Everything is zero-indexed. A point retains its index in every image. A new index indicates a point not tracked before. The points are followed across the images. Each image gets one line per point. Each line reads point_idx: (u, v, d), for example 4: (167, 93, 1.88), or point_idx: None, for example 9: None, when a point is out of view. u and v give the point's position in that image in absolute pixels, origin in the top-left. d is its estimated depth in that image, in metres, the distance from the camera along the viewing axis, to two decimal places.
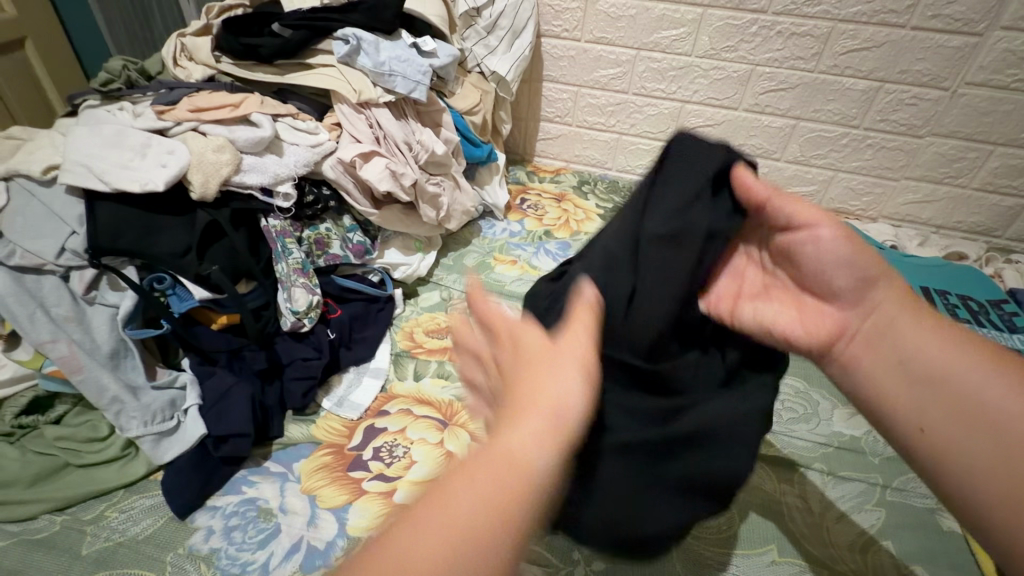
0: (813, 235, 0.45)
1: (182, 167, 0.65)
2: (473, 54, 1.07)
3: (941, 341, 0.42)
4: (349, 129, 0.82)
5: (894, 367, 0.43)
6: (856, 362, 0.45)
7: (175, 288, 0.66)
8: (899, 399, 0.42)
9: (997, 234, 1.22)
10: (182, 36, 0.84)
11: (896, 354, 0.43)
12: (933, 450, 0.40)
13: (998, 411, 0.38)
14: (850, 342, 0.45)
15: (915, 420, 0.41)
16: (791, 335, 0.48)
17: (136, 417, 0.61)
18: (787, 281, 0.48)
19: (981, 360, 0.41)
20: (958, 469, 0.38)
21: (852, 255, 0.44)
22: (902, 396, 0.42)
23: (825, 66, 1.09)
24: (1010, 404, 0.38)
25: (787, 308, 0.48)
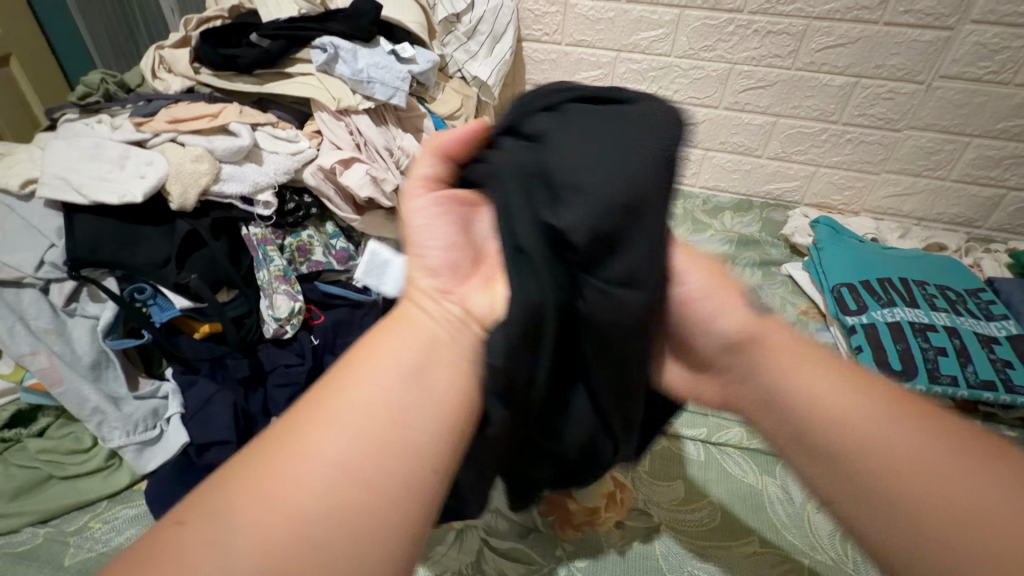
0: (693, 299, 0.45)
1: (160, 178, 0.66)
2: (454, 60, 1.09)
3: (856, 389, 0.36)
4: (329, 136, 0.83)
5: (801, 434, 0.37)
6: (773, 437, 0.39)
7: (156, 298, 0.66)
8: (813, 466, 0.36)
9: (978, 224, 1.23)
10: (161, 49, 0.84)
11: (806, 414, 0.37)
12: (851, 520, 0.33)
13: (903, 452, 0.32)
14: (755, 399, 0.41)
15: (829, 494, 0.35)
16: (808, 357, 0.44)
17: (117, 427, 0.61)
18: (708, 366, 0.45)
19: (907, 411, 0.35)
20: (875, 537, 0.32)
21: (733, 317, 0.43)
22: (811, 472, 0.36)
23: (801, 63, 1.11)
24: (938, 450, 0.32)
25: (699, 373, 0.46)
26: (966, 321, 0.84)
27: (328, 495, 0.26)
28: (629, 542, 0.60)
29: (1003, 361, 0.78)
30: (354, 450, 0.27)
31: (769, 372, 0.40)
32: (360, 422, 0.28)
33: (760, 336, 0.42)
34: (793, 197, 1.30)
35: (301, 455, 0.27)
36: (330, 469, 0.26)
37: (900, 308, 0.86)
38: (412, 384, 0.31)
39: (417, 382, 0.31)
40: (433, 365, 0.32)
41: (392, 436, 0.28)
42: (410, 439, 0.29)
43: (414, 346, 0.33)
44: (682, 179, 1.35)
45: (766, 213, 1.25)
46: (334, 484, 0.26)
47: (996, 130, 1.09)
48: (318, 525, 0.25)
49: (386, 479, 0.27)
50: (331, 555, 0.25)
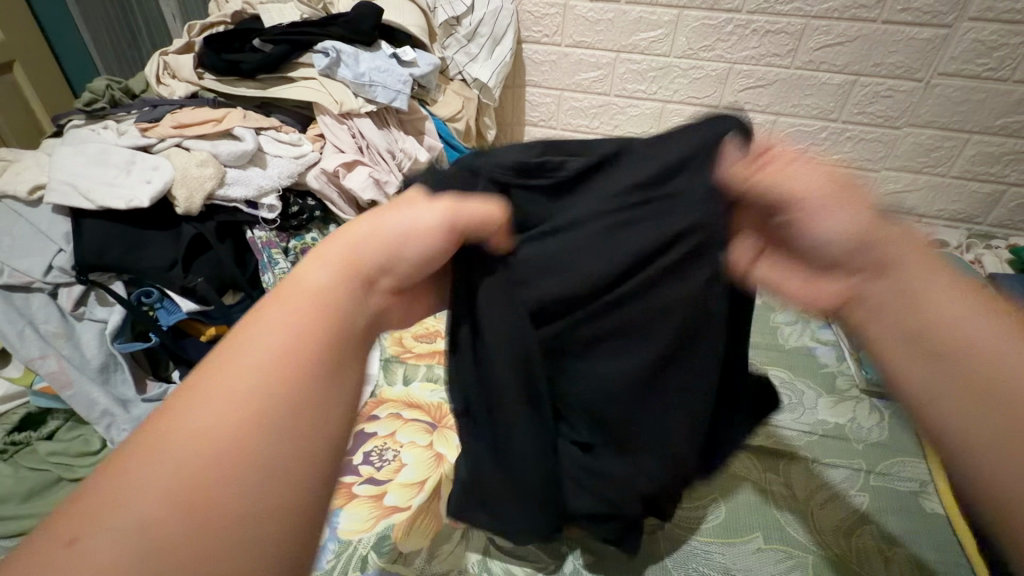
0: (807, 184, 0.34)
1: (166, 182, 0.66)
2: (455, 63, 1.09)
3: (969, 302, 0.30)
4: (332, 140, 0.84)
5: (904, 337, 0.31)
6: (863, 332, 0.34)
7: (163, 301, 0.67)
8: (911, 371, 0.30)
9: (979, 221, 1.23)
10: (165, 55, 0.85)
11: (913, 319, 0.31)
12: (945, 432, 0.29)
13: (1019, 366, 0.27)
14: (862, 303, 0.34)
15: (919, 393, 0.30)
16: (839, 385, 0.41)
17: (127, 429, 0.62)
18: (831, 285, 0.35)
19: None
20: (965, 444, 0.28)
21: (853, 211, 0.32)
22: (906, 369, 0.31)
23: (800, 62, 1.11)
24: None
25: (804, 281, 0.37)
26: None
27: (218, 468, 0.21)
28: (633, 538, 0.60)
29: None
30: (221, 429, 0.22)
31: (904, 274, 0.32)
32: (227, 406, 0.22)
33: (898, 245, 0.32)
34: None
35: (188, 413, 0.22)
36: (202, 457, 0.21)
37: None
38: (296, 347, 0.25)
39: (307, 343, 0.25)
40: (325, 330, 0.26)
41: (271, 405, 0.23)
42: (292, 411, 0.23)
43: (304, 311, 0.26)
44: None
45: None
46: (216, 479, 0.21)
47: (995, 126, 1.10)
48: (192, 523, 0.20)
49: (271, 467, 0.22)
50: (216, 555, 0.20)
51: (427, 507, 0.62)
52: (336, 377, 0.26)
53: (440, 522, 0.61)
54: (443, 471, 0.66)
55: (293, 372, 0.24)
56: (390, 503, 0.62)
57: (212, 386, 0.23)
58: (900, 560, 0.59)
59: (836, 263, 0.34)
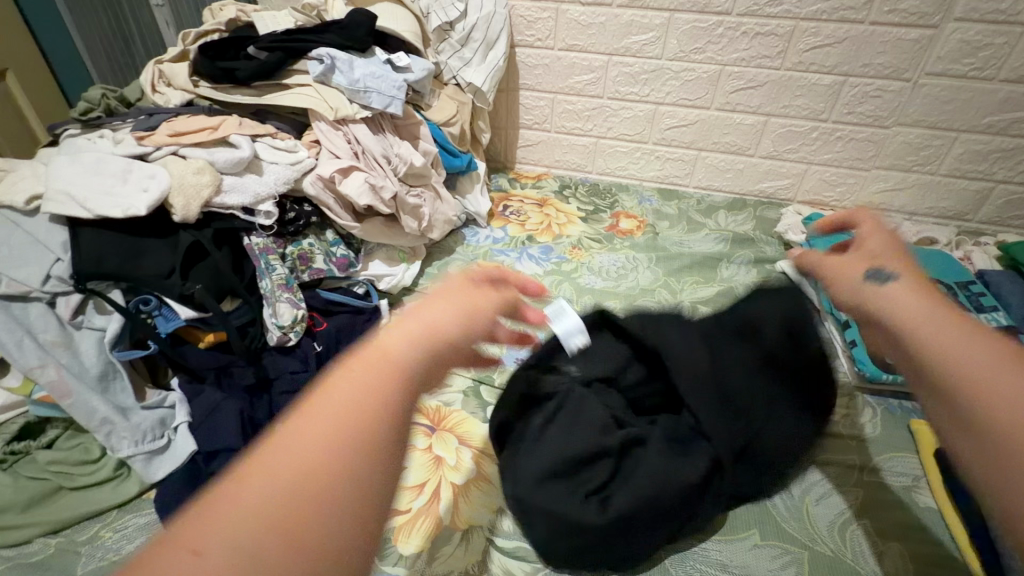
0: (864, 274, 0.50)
1: (163, 191, 0.67)
2: (449, 67, 1.10)
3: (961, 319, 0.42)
4: (327, 146, 0.84)
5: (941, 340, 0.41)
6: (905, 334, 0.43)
7: (161, 309, 0.67)
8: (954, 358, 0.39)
9: (969, 218, 1.25)
10: (160, 63, 0.85)
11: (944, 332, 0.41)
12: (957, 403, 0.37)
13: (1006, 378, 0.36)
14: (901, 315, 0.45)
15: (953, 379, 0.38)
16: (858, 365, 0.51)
17: (126, 437, 0.61)
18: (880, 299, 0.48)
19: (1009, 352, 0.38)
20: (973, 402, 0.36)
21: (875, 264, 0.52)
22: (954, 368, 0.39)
23: (790, 63, 1.13)
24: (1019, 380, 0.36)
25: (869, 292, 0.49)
26: None
27: (281, 512, 0.26)
28: None
29: None
30: (294, 470, 0.27)
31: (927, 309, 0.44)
32: (298, 452, 0.28)
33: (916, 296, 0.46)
34: (786, 195, 1.32)
35: (278, 454, 0.28)
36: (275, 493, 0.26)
37: None
38: (354, 408, 0.30)
39: (365, 403, 0.31)
40: (381, 390, 0.32)
41: (331, 455, 0.28)
42: (342, 454, 0.29)
43: (372, 377, 0.32)
44: (676, 179, 1.36)
45: (759, 211, 1.27)
46: (281, 508, 0.26)
47: (982, 124, 1.11)
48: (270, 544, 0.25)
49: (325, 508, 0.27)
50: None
51: (427, 510, 0.62)
52: (383, 435, 0.31)
53: (441, 524, 0.61)
54: (442, 474, 0.66)
55: (348, 441, 0.29)
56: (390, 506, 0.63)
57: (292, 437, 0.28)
58: (894, 554, 0.60)
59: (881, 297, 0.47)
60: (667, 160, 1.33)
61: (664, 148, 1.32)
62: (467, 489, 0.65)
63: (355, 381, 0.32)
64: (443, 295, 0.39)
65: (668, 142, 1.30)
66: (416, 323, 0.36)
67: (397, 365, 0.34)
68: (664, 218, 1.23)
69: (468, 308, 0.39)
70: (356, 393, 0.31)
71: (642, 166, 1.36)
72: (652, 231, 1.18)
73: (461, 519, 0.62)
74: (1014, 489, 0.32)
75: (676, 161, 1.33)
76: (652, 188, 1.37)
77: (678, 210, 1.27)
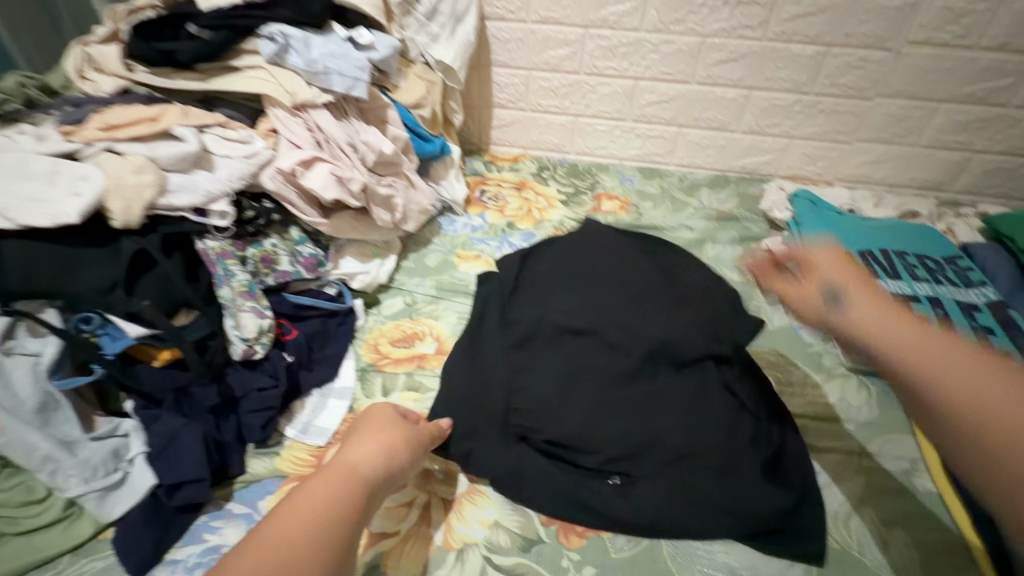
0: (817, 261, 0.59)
1: (98, 194, 0.59)
2: (415, 43, 0.99)
3: (886, 309, 0.52)
4: (286, 135, 0.77)
5: (894, 363, 0.49)
6: (917, 387, 0.47)
7: (106, 327, 0.60)
8: (946, 375, 0.46)
9: (946, 188, 1.18)
10: (85, 44, 0.75)
11: (940, 385, 0.46)
12: (946, 414, 0.45)
13: (986, 390, 0.44)
14: (916, 372, 0.48)
15: (930, 395, 0.46)
16: (881, 334, 0.50)
17: (74, 475, 0.55)
18: (899, 308, 0.52)
19: (973, 354, 0.47)
20: (961, 410, 0.44)
21: (840, 267, 0.57)
22: (911, 380, 0.48)
23: (772, 33, 1.02)
24: (997, 383, 0.44)
25: (873, 297, 0.54)
26: (947, 290, 0.84)
27: None
28: (635, 544, 0.59)
29: (985, 328, 0.79)
30: (296, 549, 0.44)
31: (865, 333, 0.51)
32: (282, 545, 0.44)
33: (891, 331, 0.50)
34: (767, 170, 1.21)
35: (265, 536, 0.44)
36: (304, 544, 0.45)
37: (883, 281, 0.85)
38: (340, 488, 0.50)
39: (318, 519, 0.47)
40: (347, 488, 0.50)
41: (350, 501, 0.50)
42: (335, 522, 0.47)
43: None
44: (657, 157, 1.23)
45: (743, 187, 1.18)
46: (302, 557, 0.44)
47: (975, 94, 1.04)
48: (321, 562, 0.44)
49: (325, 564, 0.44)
50: None
51: (418, 530, 0.59)
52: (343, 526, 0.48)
53: (434, 546, 0.58)
54: (431, 487, 0.63)
55: (301, 549, 0.44)
56: (376, 529, 0.58)
57: (261, 546, 0.43)
58: (898, 541, 0.60)
59: (888, 301, 0.52)
60: (647, 137, 1.20)
61: (645, 125, 1.18)
62: (459, 504, 0.61)
63: (320, 487, 0.50)
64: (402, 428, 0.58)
65: (649, 119, 1.17)
66: (378, 448, 0.55)
67: (358, 478, 0.52)
68: (647, 198, 1.14)
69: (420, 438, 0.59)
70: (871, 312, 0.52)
71: (622, 144, 1.22)
72: (635, 212, 1.10)
73: (455, 538, 0.58)
74: (1008, 488, 0.42)
75: (657, 138, 1.19)
76: (633, 167, 1.24)
77: (661, 189, 1.17)
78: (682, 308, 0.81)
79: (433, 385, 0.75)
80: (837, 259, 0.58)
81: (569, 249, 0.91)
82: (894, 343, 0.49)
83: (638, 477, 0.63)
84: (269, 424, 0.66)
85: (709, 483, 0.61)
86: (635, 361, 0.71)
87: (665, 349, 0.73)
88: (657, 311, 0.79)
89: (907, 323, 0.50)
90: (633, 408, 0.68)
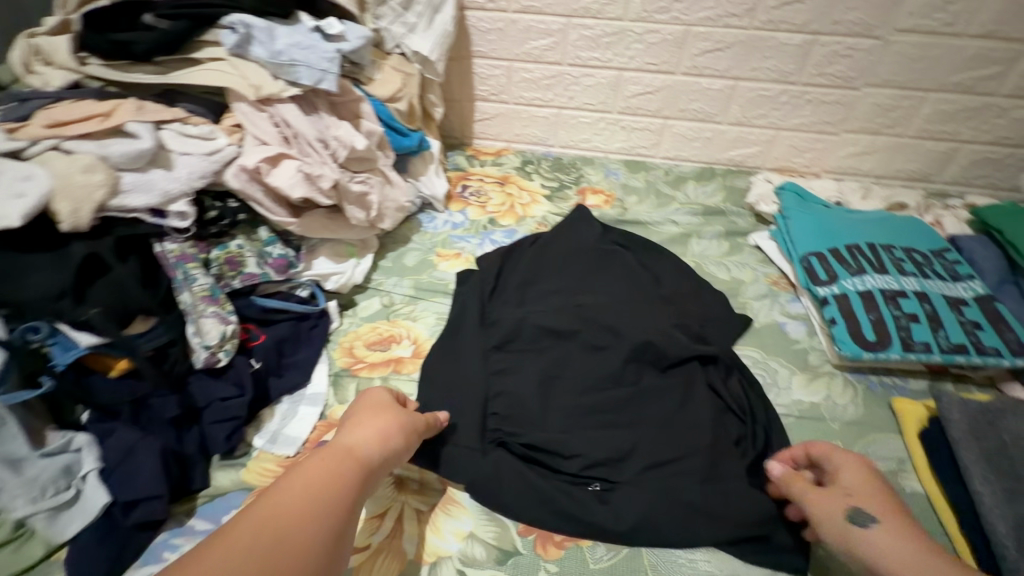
0: (855, 465, 0.55)
1: (43, 196, 0.55)
2: (391, 34, 0.95)
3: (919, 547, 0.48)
4: (252, 130, 0.73)
5: None
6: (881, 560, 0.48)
7: (56, 337, 0.57)
8: None
9: (933, 179, 1.16)
10: (33, 37, 0.71)
11: None
12: None
13: None
14: None
15: None
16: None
17: (21, 495, 0.53)
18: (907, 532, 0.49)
19: None
20: None
21: (868, 484, 0.53)
22: None
23: (758, 22, 0.99)
24: None
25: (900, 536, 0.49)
26: (934, 284, 0.82)
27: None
28: (615, 553, 0.57)
29: (973, 322, 0.77)
30: (290, 521, 0.41)
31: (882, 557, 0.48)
32: (277, 519, 0.41)
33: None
34: (754, 163, 1.19)
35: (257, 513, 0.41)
36: (300, 517, 0.42)
37: (870, 275, 0.83)
38: (336, 467, 0.48)
39: (313, 496, 0.44)
40: (343, 467, 0.48)
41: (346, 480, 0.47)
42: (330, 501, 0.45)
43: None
44: (643, 150, 1.20)
45: (729, 180, 1.16)
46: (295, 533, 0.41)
47: (964, 83, 1.02)
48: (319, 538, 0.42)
49: (323, 537, 0.42)
50: None
51: (389, 544, 0.56)
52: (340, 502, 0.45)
53: (406, 560, 0.56)
54: (404, 498, 0.60)
55: (296, 524, 0.42)
56: None
57: (255, 521, 0.40)
58: None
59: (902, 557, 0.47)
60: (633, 130, 1.17)
61: (630, 117, 1.15)
62: (433, 515, 0.59)
63: (315, 467, 0.47)
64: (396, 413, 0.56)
65: (634, 111, 1.14)
66: (372, 432, 0.53)
67: (354, 458, 0.49)
68: (632, 192, 1.12)
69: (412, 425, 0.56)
70: (897, 542, 0.48)
71: (607, 137, 1.19)
72: (620, 206, 1.08)
73: (427, 552, 0.56)
74: None
75: (643, 131, 1.17)
76: (619, 160, 1.22)
77: (647, 183, 1.15)
78: (666, 307, 0.79)
79: (409, 389, 0.72)
80: (866, 476, 0.54)
81: (551, 241, 0.89)
82: (908, 569, 0.46)
83: (618, 483, 0.61)
84: (238, 435, 0.64)
85: (692, 492, 0.59)
86: (618, 362, 0.69)
87: (649, 348, 0.70)
88: (642, 310, 0.77)
89: (929, 564, 0.46)
90: (615, 410, 0.66)
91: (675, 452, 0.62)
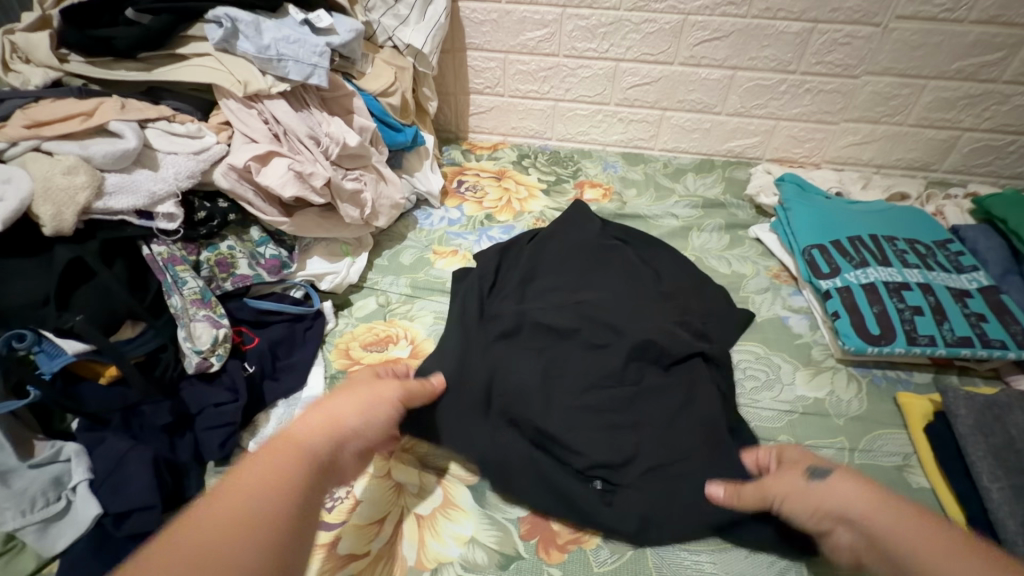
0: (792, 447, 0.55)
1: (23, 200, 0.53)
2: (382, 27, 0.93)
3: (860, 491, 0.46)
4: (241, 128, 0.71)
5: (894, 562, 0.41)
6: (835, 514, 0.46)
7: (42, 344, 0.55)
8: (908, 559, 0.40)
9: (934, 168, 1.15)
10: (11, 33, 0.69)
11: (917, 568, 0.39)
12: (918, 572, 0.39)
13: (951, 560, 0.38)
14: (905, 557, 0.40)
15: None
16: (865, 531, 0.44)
17: (9, 508, 0.51)
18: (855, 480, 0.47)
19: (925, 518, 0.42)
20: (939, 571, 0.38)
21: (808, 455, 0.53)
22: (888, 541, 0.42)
23: (757, 10, 0.97)
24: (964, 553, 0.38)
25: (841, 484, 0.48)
26: (937, 276, 0.81)
27: None
28: (618, 557, 0.56)
29: (977, 314, 0.76)
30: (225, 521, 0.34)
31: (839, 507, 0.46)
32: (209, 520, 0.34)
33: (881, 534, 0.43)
34: (753, 153, 1.17)
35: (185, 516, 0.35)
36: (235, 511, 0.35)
37: (873, 268, 0.82)
38: (283, 457, 0.41)
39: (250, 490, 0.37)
40: (293, 455, 0.42)
41: (292, 471, 0.40)
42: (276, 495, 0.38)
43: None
44: (641, 142, 1.19)
45: (728, 171, 1.15)
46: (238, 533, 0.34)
47: (966, 70, 1.00)
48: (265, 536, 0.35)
49: (268, 534, 0.35)
50: None
51: (388, 551, 0.55)
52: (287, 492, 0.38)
53: (406, 566, 0.54)
54: (403, 502, 0.59)
55: (236, 522, 0.35)
56: (343, 552, 0.55)
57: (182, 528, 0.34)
58: None
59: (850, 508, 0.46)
60: (630, 122, 1.15)
61: (627, 109, 1.14)
62: (433, 520, 0.58)
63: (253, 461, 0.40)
64: (347, 391, 0.49)
65: (631, 102, 1.12)
66: (318, 414, 0.46)
67: (299, 442, 0.43)
68: (631, 185, 1.10)
69: (370, 397, 0.50)
70: (851, 487, 0.46)
71: (604, 129, 1.17)
72: (619, 200, 1.06)
73: (428, 558, 0.55)
74: None
75: (640, 122, 1.15)
76: (616, 153, 1.20)
77: (645, 175, 1.13)
78: (667, 303, 0.78)
79: None
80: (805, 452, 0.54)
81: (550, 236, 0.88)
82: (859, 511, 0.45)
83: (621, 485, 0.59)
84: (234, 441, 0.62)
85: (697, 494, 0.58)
86: (620, 361, 0.68)
87: (651, 347, 0.69)
88: (644, 308, 0.76)
89: (879, 500, 0.44)
90: (618, 410, 0.65)
91: (679, 451, 0.61)
